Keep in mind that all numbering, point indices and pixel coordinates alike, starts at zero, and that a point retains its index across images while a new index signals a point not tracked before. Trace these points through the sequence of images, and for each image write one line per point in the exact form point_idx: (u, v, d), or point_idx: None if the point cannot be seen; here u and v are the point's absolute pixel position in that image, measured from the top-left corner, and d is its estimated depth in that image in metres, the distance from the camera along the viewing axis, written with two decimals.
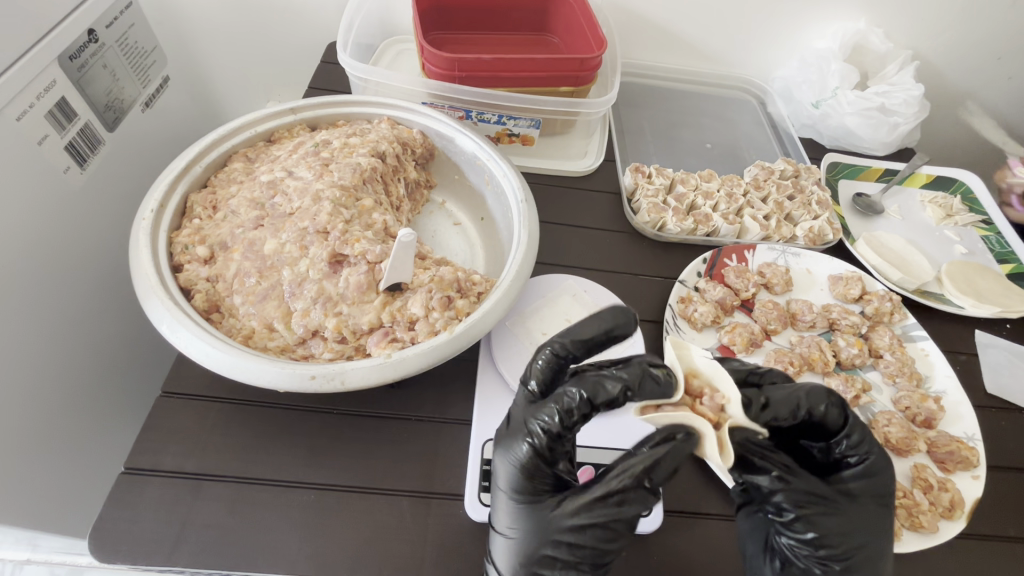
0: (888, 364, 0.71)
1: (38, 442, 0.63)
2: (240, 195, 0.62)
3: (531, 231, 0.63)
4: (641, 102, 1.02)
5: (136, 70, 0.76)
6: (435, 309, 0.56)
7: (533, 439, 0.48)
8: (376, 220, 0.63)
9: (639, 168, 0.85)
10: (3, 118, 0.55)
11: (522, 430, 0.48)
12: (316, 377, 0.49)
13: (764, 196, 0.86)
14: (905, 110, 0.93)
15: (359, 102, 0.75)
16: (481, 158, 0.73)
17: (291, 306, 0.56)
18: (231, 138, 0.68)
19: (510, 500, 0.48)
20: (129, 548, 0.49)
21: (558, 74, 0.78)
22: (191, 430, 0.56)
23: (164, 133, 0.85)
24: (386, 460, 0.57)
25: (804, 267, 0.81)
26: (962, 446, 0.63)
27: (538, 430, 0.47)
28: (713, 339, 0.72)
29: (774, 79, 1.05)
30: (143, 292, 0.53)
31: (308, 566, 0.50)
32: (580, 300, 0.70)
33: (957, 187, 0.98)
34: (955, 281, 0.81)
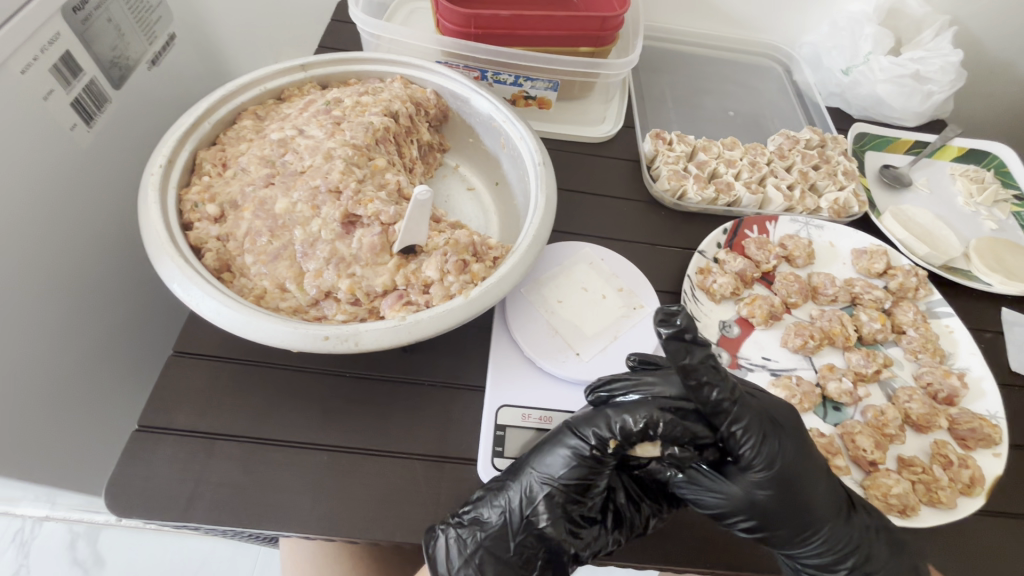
0: (910, 340, 0.69)
1: (48, 401, 0.63)
2: (250, 153, 0.61)
3: (548, 195, 0.61)
4: (663, 67, 0.99)
5: (143, 26, 0.73)
6: (450, 273, 0.54)
7: (580, 443, 0.50)
8: (389, 181, 0.61)
9: (659, 134, 0.82)
10: (5, 70, 0.54)
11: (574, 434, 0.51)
12: (329, 338, 0.48)
13: (788, 165, 0.83)
14: (940, 78, 0.89)
15: (372, 60, 0.72)
16: (497, 119, 0.71)
17: (303, 267, 0.55)
18: (241, 94, 0.66)
19: (538, 466, 0.51)
20: (144, 503, 0.49)
21: (578, 34, 0.75)
22: (204, 389, 0.56)
23: (173, 93, 0.83)
24: (399, 424, 0.56)
25: (827, 240, 0.78)
26: (985, 423, 0.61)
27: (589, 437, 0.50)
28: (731, 311, 0.71)
29: (802, 44, 1.01)
30: (154, 250, 0.52)
31: (322, 524, 0.50)
32: (596, 269, 0.68)
33: (990, 160, 0.94)
34: (984, 257, 0.78)
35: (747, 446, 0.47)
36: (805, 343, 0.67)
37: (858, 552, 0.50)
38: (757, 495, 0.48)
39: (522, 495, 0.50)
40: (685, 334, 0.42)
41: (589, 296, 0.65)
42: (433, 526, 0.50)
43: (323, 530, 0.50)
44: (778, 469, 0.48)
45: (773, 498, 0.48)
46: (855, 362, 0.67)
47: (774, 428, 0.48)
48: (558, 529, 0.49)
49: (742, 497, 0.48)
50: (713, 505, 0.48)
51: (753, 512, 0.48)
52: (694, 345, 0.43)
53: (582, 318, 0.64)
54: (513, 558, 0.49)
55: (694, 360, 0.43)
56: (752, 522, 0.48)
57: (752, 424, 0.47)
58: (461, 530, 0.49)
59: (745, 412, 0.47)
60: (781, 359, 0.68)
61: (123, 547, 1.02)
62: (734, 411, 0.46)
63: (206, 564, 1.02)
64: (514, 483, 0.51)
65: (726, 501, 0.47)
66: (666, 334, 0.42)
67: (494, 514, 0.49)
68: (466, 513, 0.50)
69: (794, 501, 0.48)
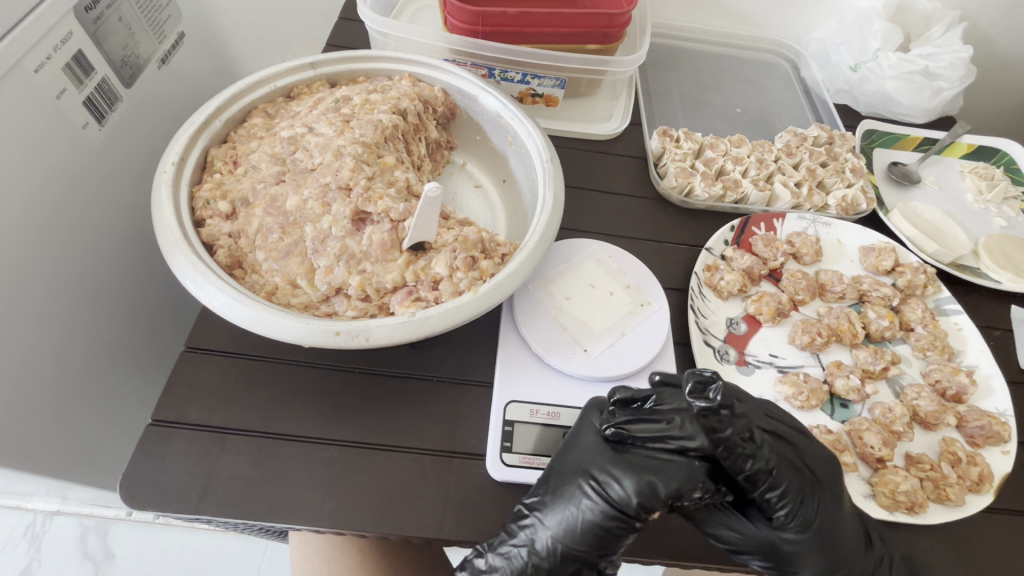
0: (919, 338, 0.69)
1: (62, 396, 0.64)
2: (260, 151, 0.61)
3: (556, 192, 0.62)
4: (670, 64, 0.98)
5: (153, 26, 0.73)
6: (459, 269, 0.55)
7: (604, 493, 0.48)
8: (398, 178, 0.61)
9: (666, 131, 0.83)
10: (20, 69, 0.55)
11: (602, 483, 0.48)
12: (340, 333, 0.49)
13: (795, 162, 0.82)
14: (950, 74, 0.89)
15: (380, 58, 0.73)
16: (505, 116, 0.71)
17: (314, 263, 0.55)
18: (251, 93, 0.67)
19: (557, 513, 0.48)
20: (158, 496, 0.50)
21: (585, 31, 0.76)
22: (215, 385, 0.57)
23: (183, 91, 0.83)
24: (408, 419, 0.57)
25: (834, 237, 0.78)
26: (994, 421, 0.61)
27: (616, 489, 0.47)
28: (738, 309, 0.71)
29: (810, 41, 1.00)
30: (167, 246, 0.52)
31: (332, 518, 0.51)
32: (604, 266, 0.68)
33: (999, 157, 0.94)
34: (993, 254, 0.78)
35: (781, 509, 0.48)
36: (812, 340, 0.67)
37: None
38: (775, 544, 0.50)
39: (541, 547, 0.48)
40: (716, 408, 0.45)
41: (597, 293, 0.66)
42: (456, 568, 0.52)
43: (333, 523, 0.50)
44: (811, 527, 0.49)
45: (796, 551, 0.49)
46: (863, 360, 0.66)
47: (814, 488, 0.49)
48: (573, 572, 0.48)
49: (763, 542, 0.50)
50: (731, 546, 0.50)
51: (768, 558, 0.50)
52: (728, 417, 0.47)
53: (589, 314, 0.64)
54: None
55: (728, 433, 0.46)
56: (770, 563, 0.50)
57: (789, 489, 0.48)
58: (477, 574, 0.49)
59: (783, 479, 0.48)
60: (788, 356, 0.68)
61: (134, 541, 1.03)
62: (772, 480, 0.47)
63: (215, 559, 1.03)
64: (521, 532, 0.49)
65: (745, 543, 0.50)
66: (700, 408, 0.46)
67: (508, 562, 0.48)
68: (481, 560, 0.50)
69: (821, 555, 0.49)
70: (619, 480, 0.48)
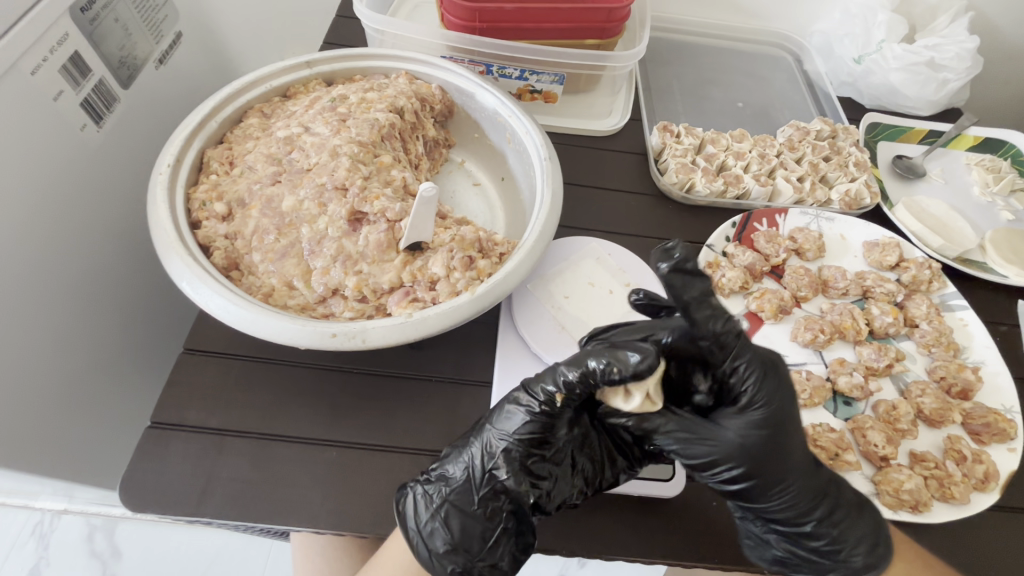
0: (923, 334, 0.68)
1: (63, 398, 0.64)
2: (256, 151, 0.61)
3: (554, 189, 0.61)
4: (671, 58, 0.97)
5: (150, 26, 0.73)
6: (456, 269, 0.54)
7: (533, 399, 0.47)
8: (395, 177, 0.61)
9: (667, 126, 0.81)
10: (16, 72, 0.54)
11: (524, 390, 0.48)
12: (337, 335, 0.48)
13: (798, 157, 0.81)
14: (956, 65, 0.87)
15: (377, 56, 0.72)
16: (503, 113, 0.70)
17: (310, 264, 0.55)
18: (247, 93, 0.66)
19: (495, 427, 0.48)
20: (158, 498, 0.50)
21: (584, 26, 0.75)
22: (214, 386, 0.57)
23: (182, 92, 0.83)
24: (407, 420, 0.57)
25: (837, 233, 0.77)
26: (999, 418, 0.61)
27: (541, 392, 0.47)
28: (740, 306, 0.70)
29: (813, 34, 0.99)
30: (163, 248, 0.52)
31: (331, 520, 0.51)
32: (604, 264, 0.68)
33: (1006, 149, 0.92)
34: (1000, 248, 0.77)
35: (745, 384, 0.46)
36: (814, 337, 0.66)
37: (824, 506, 0.48)
38: (749, 440, 0.45)
39: (478, 454, 0.48)
40: (686, 265, 0.43)
41: (596, 292, 0.65)
42: (406, 485, 0.50)
43: (333, 525, 0.50)
44: (776, 417, 0.46)
45: (767, 444, 0.45)
46: (867, 357, 0.66)
47: (775, 370, 0.47)
48: (517, 482, 0.47)
49: (735, 442, 0.45)
50: (701, 454, 0.45)
51: (743, 459, 0.44)
52: (695, 278, 0.44)
53: (589, 313, 0.64)
54: (478, 512, 0.47)
55: (694, 291, 0.44)
56: (739, 472, 0.45)
57: (753, 363, 0.46)
58: (427, 488, 0.49)
59: (745, 348, 0.47)
60: (790, 353, 0.67)
61: (140, 539, 1.04)
62: (736, 345, 0.46)
63: (220, 557, 1.03)
64: (475, 440, 0.49)
65: (719, 448, 0.45)
66: (666, 269, 0.43)
67: (459, 469, 0.49)
68: (433, 471, 0.50)
69: (787, 461, 0.46)
70: (541, 382, 0.47)
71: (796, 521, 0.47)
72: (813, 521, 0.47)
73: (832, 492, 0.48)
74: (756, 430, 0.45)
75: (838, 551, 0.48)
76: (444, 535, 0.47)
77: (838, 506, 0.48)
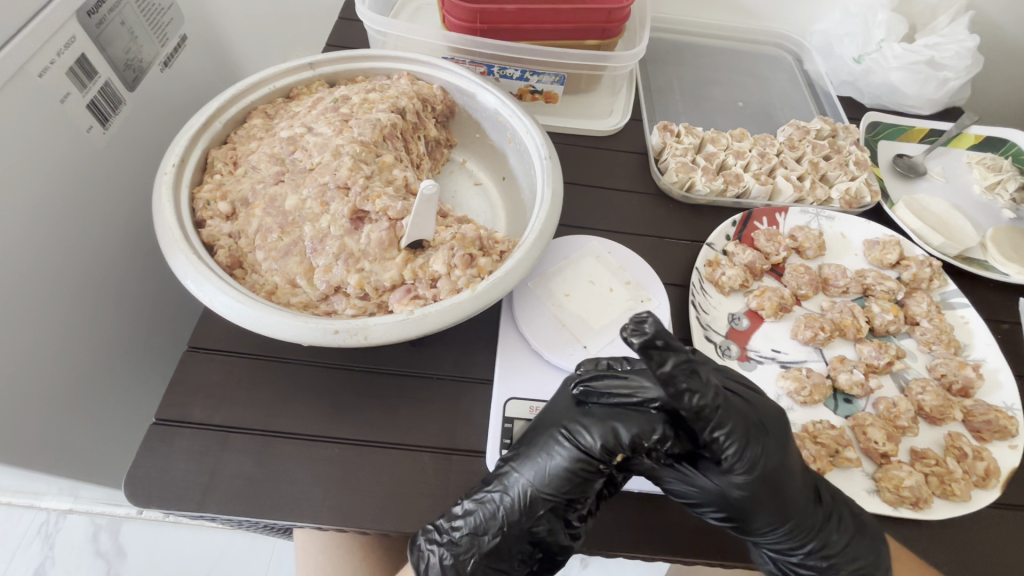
0: (924, 332, 0.68)
1: (66, 397, 0.65)
2: (260, 151, 0.62)
3: (554, 188, 0.62)
4: (671, 58, 0.98)
5: (155, 30, 0.73)
6: (457, 267, 0.55)
7: (573, 451, 0.48)
8: (397, 177, 0.62)
9: (667, 126, 0.82)
10: (25, 74, 0.55)
11: (563, 438, 0.49)
12: (339, 331, 0.49)
13: (798, 156, 0.81)
14: (956, 64, 0.87)
15: (379, 57, 0.73)
16: (503, 114, 0.71)
17: (313, 262, 0.56)
18: (250, 94, 0.67)
19: (530, 484, 0.48)
20: (162, 494, 0.51)
21: (584, 26, 0.75)
22: (218, 383, 0.57)
23: (186, 94, 0.84)
24: (408, 417, 0.57)
25: (837, 231, 0.77)
26: (1000, 415, 0.61)
27: (589, 444, 0.47)
28: (740, 304, 0.71)
29: (813, 33, 0.99)
30: (168, 247, 0.53)
31: (332, 515, 0.51)
32: (604, 262, 0.68)
33: (1007, 148, 0.92)
34: (1001, 246, 0.77)
35: (727, 454, 0.45)
36: (815, 335, 0.66)
37: (817, 541, 0.50)
38: (729, 493, 0.47)
39: (515, 509, 0.48)
40: (655, 342, 0.40)
41: (597, 290, 0.66)
42: (416, 538, 0.49)
43: (334, 520, 0.51)
44: (761, 475, 0.46)
45: (748, 496, 0.47)
46: (867, 354, 0.66)
47: (759, 432, 0.46)
48: (553, 533, 0.48)
49: (716, 492, 0.47)
50: (689, 494, 0.48)
51: (724, 506, 0.48)
52: (667, 351, 0.41)
53: (589, 311, 0.64)
54: (511, 563, 0.48)
55: (668, 366, 0.41)
56: (723, 513, 0.48)
57: (736, 432, 0.44)
58: (453, 548, 0.48)
59: (727, 418, 0.44)
60: (790, 351, 0.68)
61: (144, 540, 1.05)
62: (716, 417, 0.43)
63: (225, 556, 1.04)
64: (506, 495, 0.48)
65: (703, 495, 0.48)
66: (638, 345, 0.40)
67: (490, 530, 0.48)
68: (456, 531, 0.48)
69: (770, 510, 0.47)
70: (587, 432, 0.48)
71: (791, 550, 0.50)
72: (806, 551, 0.51)
73: (829, 527, 0.50)
74: (741, 486, 0.47)
75: None
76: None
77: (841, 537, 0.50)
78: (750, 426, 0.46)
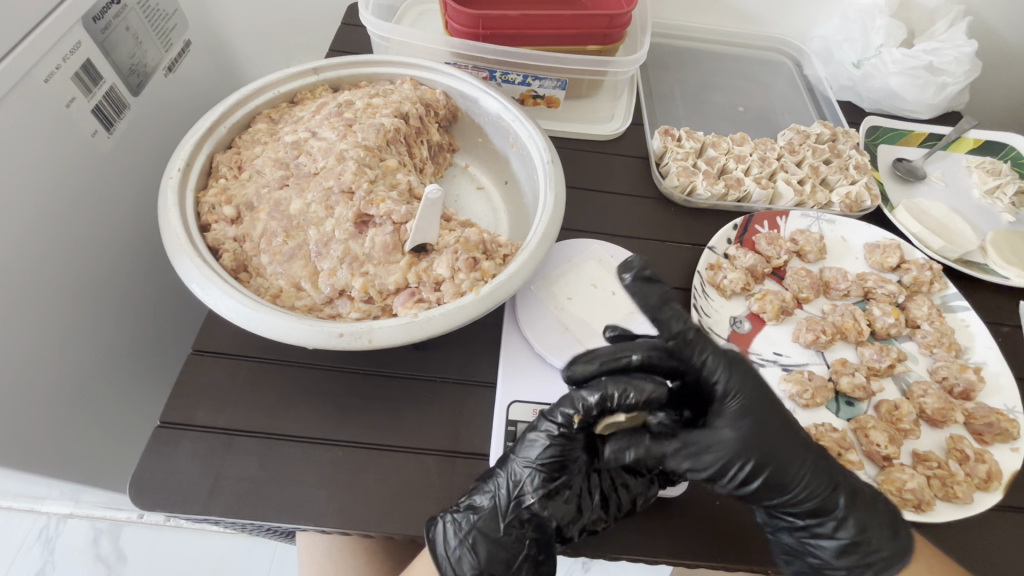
0: (925, 335, 0.68)
1: (69, 400, 0.65)
2: (264, 156, 0.62)
3: (557, 192, 0.62)
4: (671, 64, 0.99)
5: (160, 35, 0.74)
6: (461, 270, 0.55)
7: (552, 427, 0.51)
8: (400, 181, 0.62)
9: (667, 131, 0.83)
10: (31, 80, 0.56)
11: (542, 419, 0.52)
12: (343, 334, 0.49)
13: (798, 160, 0.82)
14: (954, 69, 0.88)
15: (382, 63, 0.73)
16: (506, 118, 0.71)
17: (318, 266, 0.56)
18: (254, 99, 0.67)
19: (518, 459, 0.51)
20: (167, 497, 0.51)
21: (586, 32, 0.76)
22: (222, 386, 0.58)
23: (190, 99, 0.85)
24: (412, 420, 0.57)
25: (838, 235, 0.78)
26: (1002, 418, 0.61)
27: (561, 418, 0.50)
28: (742, 307, 0.71)
29: (812, 39, 1.00)
30: (173, 250, 0.53)
31: (336, 518, 0.51)
32: (606, 266, 0.68)
33: (1006, 152, 0.93)
34: (1001, 250, 0.77)
35: (716, 375, 0.50)
36: (816, 338, 0.66)
37: (842, 492, 0.50)
38: (745, 435, 0.48)
39: (507, 482, 0.50)
40: (644, 271, 0.52)
41: (599, 293, 0.66)
42: (436, 515, 0.51)
43: (338, 523, 0.51)
44: (760, 406, 0.49)
45: (759, 433, 0.48)
46: (868, 357, 0.66)
47: (739, 359, 0.51)
48: (544, 507, 0.49)
49: (735, 440, 0.48)
50: (711, 459, 0.47)
51: (749, 454, 0.47)
52: (658, 286, 0.51)
53: (591, 314, 0.65)
54: (505, 539, 0.49)
55: (654, 299, 0.51)
56: (749, 467, 0.47)
57: (716, 354, 0.51)
58: (457, 514, 0.50)
59: (707, 344, 0.51)
60: (792, 354, 0.68)
61: (145, 544, 1.05)
62: (696, 342, 0.51)
63: (226, 559, 1.04)
64: (501, 470, 0.51)
65: (722, 449, 0.47)
66: (631, 279, 0.51)
67: (485, 499, 0.50)
68: (461, 500, 0.51)
69: (781, 453, 0.48)
70: (559, 411, 0.50)
71: (824, 508, 0.50)
72: (840, 510, 0.50)
73: (846, 477, 0.51)
74: (749, 422, 0.48)
75: (869, 541, 0.50)
76: (471, 561, 0.48)
77: (856, 493, 0.51)
78: (731, 355, 0.51)
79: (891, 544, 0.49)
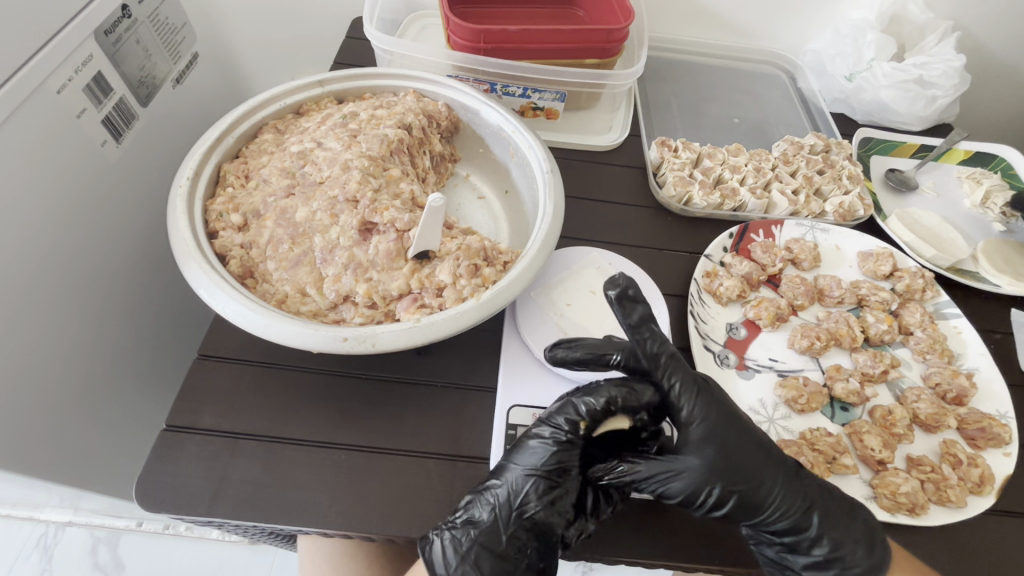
0: (918, 341, 0.70)
1: (74, 405, 0.66)
2: (271, 165, 0.64)
3: (556, 201, 0.63)
4: (668, 77, 1.01)
5: (168, 48, 0.76)
6: (463, 276, 0.57)
7: (555, 429, 0.53)
8: (403, 190, 0.64)
9: (664, 142, 0.84)
10: (45, 91, 0.57)
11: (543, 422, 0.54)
12: (348, 339, 0.50)
13: (792, 170, 0.84)
14: (944, 82, 0.90)
15: (386, 75, 0.75)
16: (506, 129, 0.73)
17: (323, 272, 0.57)
18: (261, 110, 0.69)
19: (519, 466, 0.52)
20: (171, 500, 0.51)
21: (584, 46, 0.78)
22: (227, 391, 0.58)
23: (197, 110, 0.86)
24: (414, 424, 0.58)
25: (832, 243, 0.79)
26: (994, 423, 0.62)
27: (562, 422, 0.53)
28: (738, 314, 0.72)
29: (805, 53, 1.02)
30: (181, 256, 0.54)
31: (338, 520, 0.52)
32: (604, 273, 0.70)
33: (997, 163, 0.94)
34: (991, 258, 0.78)
35: (682, 402, 0.53)
36: (811, 344, 0.68)
37: (815, 511, 0.52)
38: (708, 460, 0.51)
39: (507, 491, 0.51)
40: (627, 290, 0.54)
41: (597, 300, 0.67)
42: (427, 533, 0.51)
43: (340, 525, 0.52)
44: (720, 430, 0.52)
45: (721, 458, 0.51)
46: (862, 363, 0.67)
47: (704, 383, 0.54)
48: (546, 514, 0.50)
49: (699, 467, 0.51)
50: (680, 487, 0.50)
51: (713, 479, 0.51)
52: (635, 303, 0.54)
53: (589, 320, 0.66)
54: (508, 551, 0.49)
55: (636, 316, 0.54)
56: (715, 493, 0.51)
57: (683, 379, 0.53)
58: (455, 530, 0.50)
59: (677, 368, 0.53)
60: (788, 360, 0.69)
61: (143, 553, 1.04)
62: (665, 363, 0.53)
63: (224, 569, 1.04)
64: (498, 481, 0.52)
65: (688, 476, 0.50)
66: (614, 295, 0.54)
67: (484, 511, 0.50)
68: (457, 516, 0.51)
69: (744, 477, 0.51)
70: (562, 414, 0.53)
71: (797, 527, 0.52)
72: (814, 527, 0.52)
73: (819, 495, 0.53)
74: (711, 447, 0.51)
75: (840, 557, 0.52)
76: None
77: (828, 511, 0.52)
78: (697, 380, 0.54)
79: (865, 561, 0.51)
